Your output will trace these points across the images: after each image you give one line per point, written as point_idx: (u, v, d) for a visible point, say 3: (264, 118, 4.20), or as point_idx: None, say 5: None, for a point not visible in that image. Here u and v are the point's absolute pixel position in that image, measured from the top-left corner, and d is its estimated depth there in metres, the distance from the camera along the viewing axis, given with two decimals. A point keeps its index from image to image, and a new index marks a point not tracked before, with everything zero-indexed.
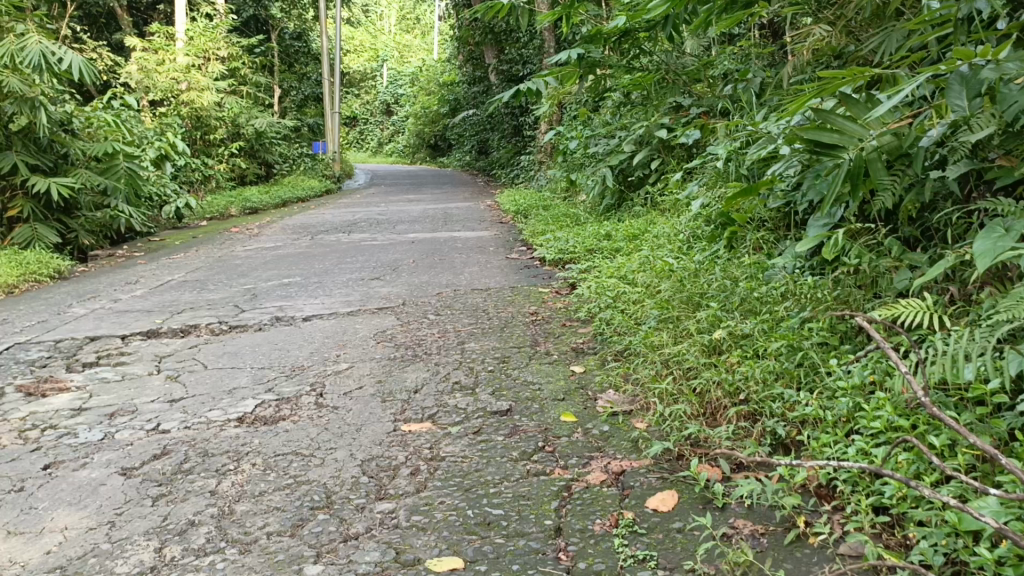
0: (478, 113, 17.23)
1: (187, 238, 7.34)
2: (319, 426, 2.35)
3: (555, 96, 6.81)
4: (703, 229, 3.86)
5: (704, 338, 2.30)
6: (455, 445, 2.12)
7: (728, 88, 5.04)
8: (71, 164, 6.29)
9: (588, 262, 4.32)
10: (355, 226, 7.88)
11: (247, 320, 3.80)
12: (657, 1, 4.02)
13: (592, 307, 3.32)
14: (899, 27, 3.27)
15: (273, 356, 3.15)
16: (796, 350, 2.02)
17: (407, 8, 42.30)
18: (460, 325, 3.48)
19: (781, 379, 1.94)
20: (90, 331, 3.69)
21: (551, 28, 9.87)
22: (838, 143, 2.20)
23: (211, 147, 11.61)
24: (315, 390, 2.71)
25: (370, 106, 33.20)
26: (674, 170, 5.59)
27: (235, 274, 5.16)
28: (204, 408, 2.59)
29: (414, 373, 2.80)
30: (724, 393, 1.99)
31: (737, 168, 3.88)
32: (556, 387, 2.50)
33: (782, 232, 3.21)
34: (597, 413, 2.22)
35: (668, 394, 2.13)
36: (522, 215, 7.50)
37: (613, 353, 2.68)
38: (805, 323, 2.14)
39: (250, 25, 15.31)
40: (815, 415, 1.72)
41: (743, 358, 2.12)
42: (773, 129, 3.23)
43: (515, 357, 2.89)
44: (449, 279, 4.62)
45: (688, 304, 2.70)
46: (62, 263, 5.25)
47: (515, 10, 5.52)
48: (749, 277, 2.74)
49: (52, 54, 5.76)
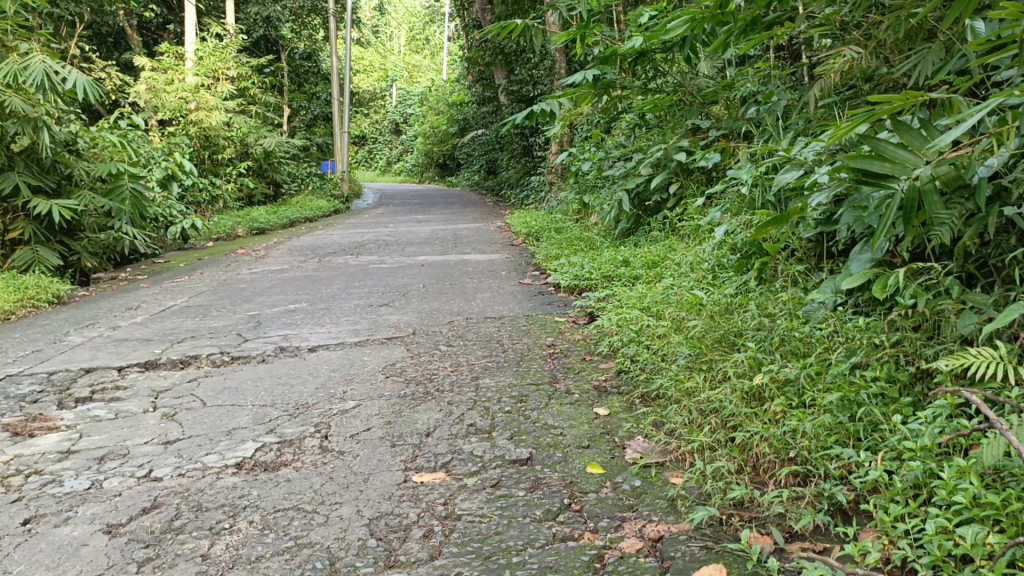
0: (487, 134, 17.16)
1: (193, 260, 7.20)
2: (323, 475, 2.17)
3: (568, 118, 6.68)
4: (729, 257, 3.68)
5: (744, 385, 2.12)
6: (472, 501, 1.93)
7: (750, 110, 4.89)
8: (75, 184, 6.18)
9: (606, 290, 4.15)
10: (364, 248, 7.73)
11: (250, 350, 3.63)
12: (676, 22, 3.88)
13: (613, 341, 3.14)
14: (937, 48, 3.12)
15: (276, 392, 2.98)
16: (851, 403, 1.83)
17: (417, 28, 42.50)
18: (474, 357, 3.30)
19: (835, 434, 1.76)
20: (85, 362, 3.52)
21: (562, 49, 9.78)
22: (889, 171, 2.00)
23: (219, 167, 11.52)
24: (320, 432, 2.52)
25: (379, 125, 33.28)
26: (694, 194, 5.42)
27: (240, 299, 5.00)
28: (200, 452, 2.40)
29: (426, 414, 2.61)
30: (772, 447, 1.80)
31: (764, 194, 3.72)
32: (580, 432, 2.31)
33: (815, 263, 3.04)
34: (626, 465, 2.04)
35: (708, 447, 1.95)
36: (534, 238, 7.34)
37: (641, 395, 2.50)
38: (858, 369, 1.96)
39: (259, 46, 15.33)
40: (879, 480, 1.56)
41: (790, 408, 1.94)
42: (810, 155, 3.06)
43: (534, 396, 2.70)
44: (460, 305, 4.44)
45: (722, 343, 2.52)
46: (62, 288, 5.10)
47: (529, 31, 5.40)
48: (787, 314, 2.56)
49: (56, 73, 5.62)
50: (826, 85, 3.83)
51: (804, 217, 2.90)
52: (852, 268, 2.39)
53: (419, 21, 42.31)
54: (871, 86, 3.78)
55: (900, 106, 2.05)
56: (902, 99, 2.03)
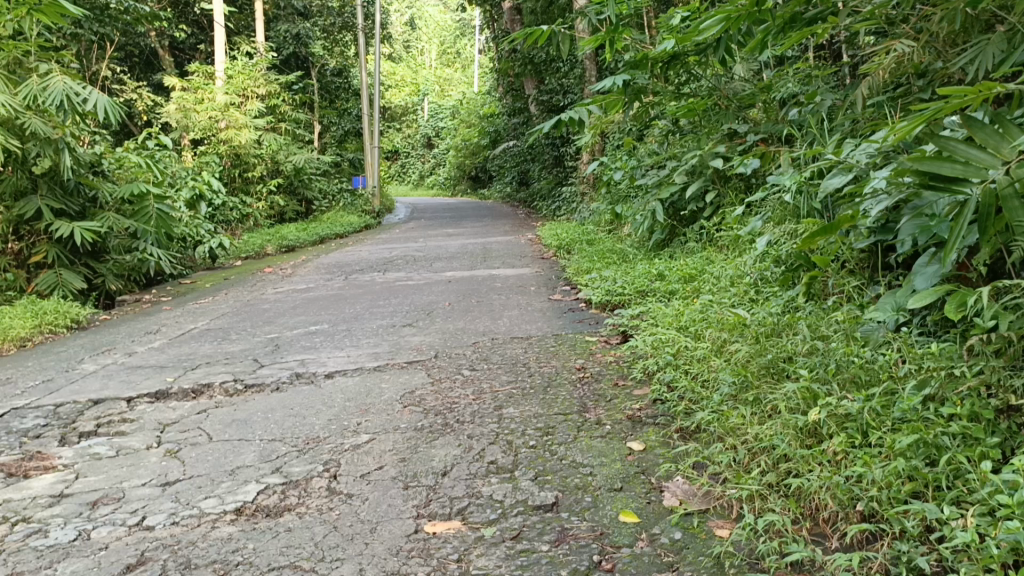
0: (518, 145, 17.01)
1: (219, 279, 7.08)
2: (326, 524, 1.96)
3: (598, 126, 6.48)
4: (772, 270, 3.43)
5: (798, 419, 1.87)
6: (489, 557, 1.70)
7: (792, 112, 4.59)
8: (100, 207, 6.11)
9: (640, 306, 3.90)
10: (391, 263, 7.57)
11: (265, 377, 3.45)
12: (709, 22, 3.66)
13: (648, 364, 2.90)
14: (998, 38, 2.87)
15: (287, 424, 2.79)
16: (929, 446, 1.58)
17: (447, 41, 42.58)
18: (498, 384, 3.07)
19: (912, 483, 1.52)
20: (95, 393, 3.36)
21: (591, 56, 9.58)
22: (961, 174, 1.80)
23: (250, 185, 11.50)
24: (328, 471, 2.32)
25: (411, 139, 33.41)
26: (732, 203, 5.12)
27: (261, 320, 4.86)
28: (199, 496, 2.21)
29: (443, 450, 2.40)
30: (834, 498, 1.57)
31: (809, 202, 3.46)
32: (611, 472, 2.07)
33: (869, 276, 2.80)
34: (664, 513, 1.80)
35: (759, 496, 1.71)
36: (564, 251, 7.11)
37: (680, 429, 2.26)
38: (931, 403, 1.72)
39: (290, 64, 15.37)
40: (969, 544, 1.32)
41: (853, 448, 1.70)
42: (862, 158, 2.84)
43: (561, 428, 2.47)
44: (486, 324, 4.24)
45: (770, 371, 2.27)
46: (82, 312, 4.99)
47: (556, 37, 5.18)
48: (842, 336, 2.31)
49: (77, 94, 5.53)
50: (874, 84, 3.57)
51: (858, 225, 2.68)
52: (918, 284, 2.17)
53: (449, 35, 42.46)
54: (924, 82, 3.50)
55: (972, 99, 1.80)
56: (974, 93, 1.77)
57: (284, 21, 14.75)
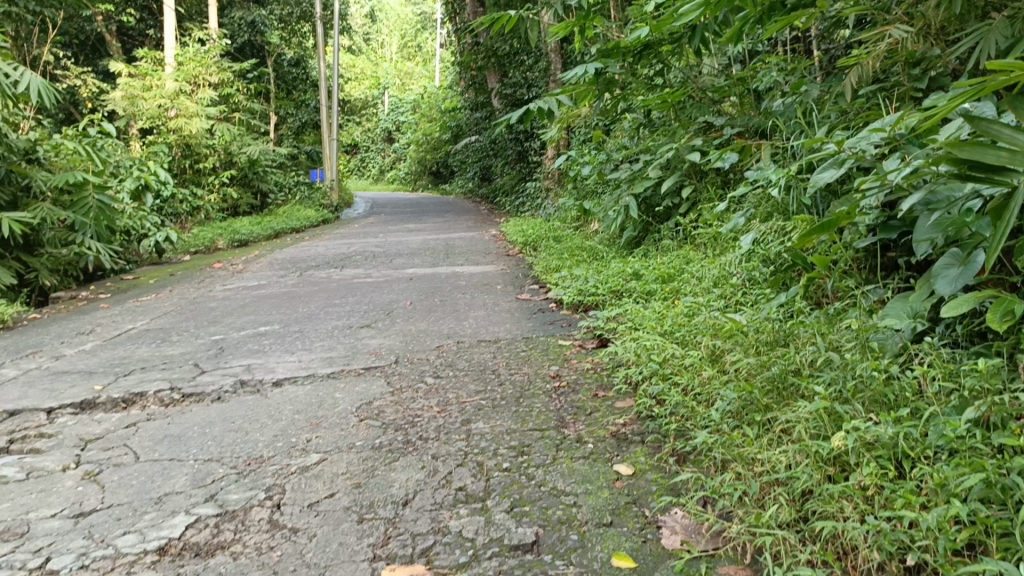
0: (481, 141, 16.69)
1: (164, 275, 6.67)
2: (264, 569, 1.65)
3: (565, 119, 6.24)
4: (760, 269, 3.20)
5: (819, 447, 1.62)
6: None
7: (773, 103, 4.36)
8: (34, 197, 5.67)
9: (615, 307, 3.64)
10: (349, 259, 7.22)
11: (206, 385, 3.11)
12: (688, 6, 3.32)
13: (631, 374, 2.64)
14: (1002, 23, 2.66)
15: (227, 442, 2.46)
16: (989, 487, 1.34)
17: (409, 35, 42.01)
18: (465, 394, 2.77)
19: (970, 530, 1.28)
20: (10, 402, 2.99)
21: (557, 49, 9.27)
22: (1008, 161, 1.49)
23: (201, 176, 11.00)
24: (271, 500, 2.01)
25: (370, 133, 32.83)
26: (708, 199, 4.90)
27: (205, 320, 4.48)
28: (116, 532, 1.88)
29: (405, 473, 2.10)
30: (877, 546, 1.31)
31: (798, 197, 3.24)
32: (599, 502, 1.80)
33: (868, 277, 2.59)
34: (665, 555, 1.53)
35: (782, 540, 1.45)
36: (530, 248, 6.85)
37: (675, 453, 2.00)
38: (979, 429, 1.49)
39: (244, 51, 14.81)
40: None
41: (886, 481, 1.46)
42: (861, 145, 2.58)
43: (538, 448, 2.18)
44: (451, 326, 3.94)
45: (777, 388, 2.03)
46: (8, 311, 4.56)
47: (523, 23, 4.89)
48: (856, 343, 2.08)
49: (7, 75, 5.10)
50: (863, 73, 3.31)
51: (860, 222, 2.45)
52: (939, 287, 1.96)
53: (411, 28, 41.92)
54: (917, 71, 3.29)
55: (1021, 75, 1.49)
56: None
57: (238, 7, 14.18)
